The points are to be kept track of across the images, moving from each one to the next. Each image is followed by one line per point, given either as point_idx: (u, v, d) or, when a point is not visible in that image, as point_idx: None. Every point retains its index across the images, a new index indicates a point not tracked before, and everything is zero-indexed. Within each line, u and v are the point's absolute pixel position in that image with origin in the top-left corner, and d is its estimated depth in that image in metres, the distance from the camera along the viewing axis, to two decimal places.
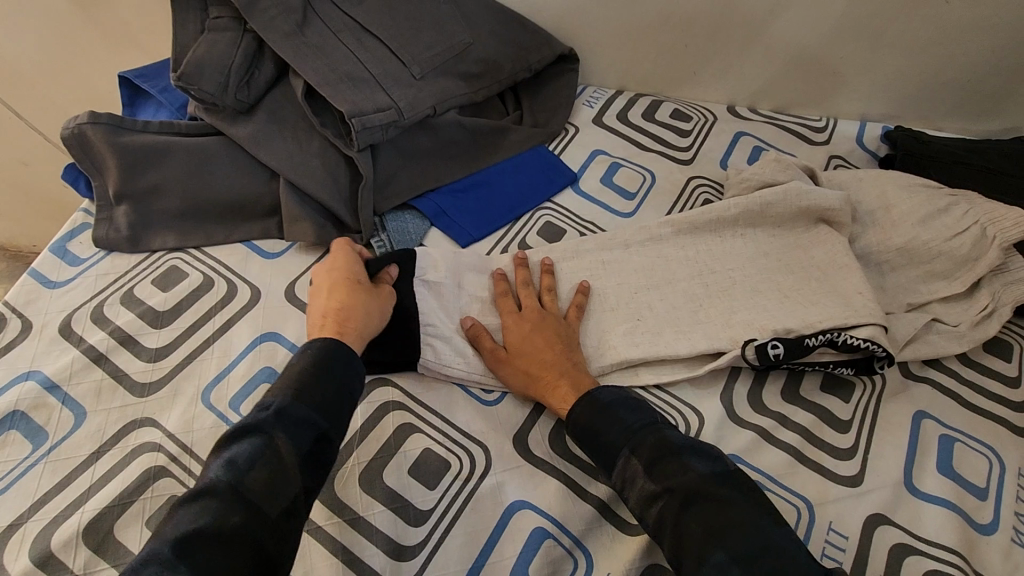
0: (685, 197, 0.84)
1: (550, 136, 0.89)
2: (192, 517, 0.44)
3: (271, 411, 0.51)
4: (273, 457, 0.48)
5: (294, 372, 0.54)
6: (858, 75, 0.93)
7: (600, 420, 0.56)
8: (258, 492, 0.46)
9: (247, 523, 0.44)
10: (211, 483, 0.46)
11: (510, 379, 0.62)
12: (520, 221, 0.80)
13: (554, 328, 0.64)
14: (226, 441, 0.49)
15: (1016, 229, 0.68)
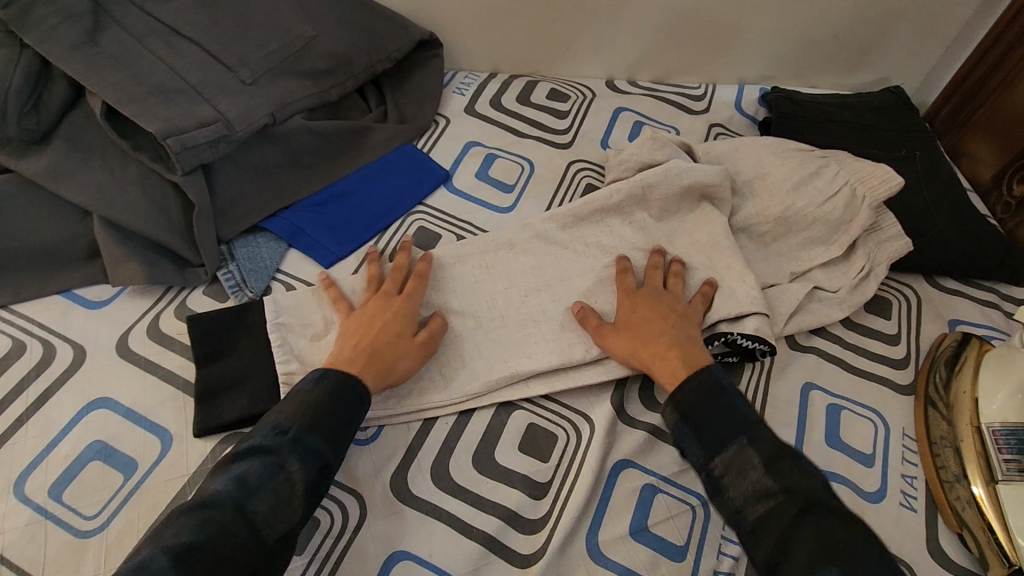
0: (567, 184, 0.80)
1: (418, 131, 0.82)
2: (185, 534, 0.43)
3: (291, 434, 0.50)
4: (284, 488, 0.47)
5: (314, 395, 0.52)
6: (730, 37, 0.90)
7: (713, 404, 0.55)
8: (262, 517, 0.45)
9: (246, 553, 0.43)
10: (216, 496, 0.45)
11: (615, 348, 0.61)
12: (391, 230, 0.74)
13: (671, 306, 0.62)
14: (237, 455, 0.48)
15: (882, 186, 0.68)
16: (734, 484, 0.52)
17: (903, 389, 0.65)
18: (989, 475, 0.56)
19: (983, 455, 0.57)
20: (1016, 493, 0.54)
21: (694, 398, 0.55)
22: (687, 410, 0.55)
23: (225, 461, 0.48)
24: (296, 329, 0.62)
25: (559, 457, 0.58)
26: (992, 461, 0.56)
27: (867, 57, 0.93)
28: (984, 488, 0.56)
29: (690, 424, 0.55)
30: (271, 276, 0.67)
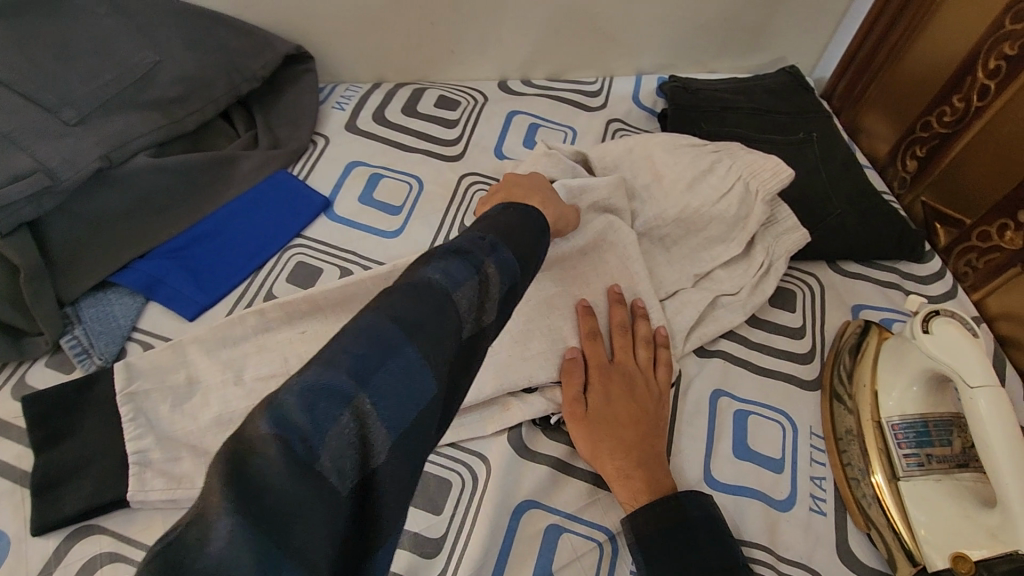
0: (459, 200, 0.75)
1: (293, 155, 0.76)
2: (413, 310, 0.32)
3: (489, 240, 0.40)
4: (482, 288, 0.37)
5: (504, 220, 0.43)
6: (620, 29, 0.86)
7: (675, 538, 0.50)
8: (469, 310, 0.35)
9: (444, 336, 0.33)
10: (432, 280, 0.34)
11: (583, 442, 0.56)
12: (265, 269, 0.67)
13: (648, 398, 0.57)
14: (435, 253, 0.37)
15: (773, 179, 0.66)
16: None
17: (809, 385, 0.64)
18: (891, 470, 0.55)
19: (885, 450, 0.56)
20: (916, 489, 0.53)
21: (657, 524, 0.51)
22: (644, 531, 0.51)
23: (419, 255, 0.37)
24: (157, 397, 0.55)
25: (453, 507, 0.54)
26: (894, 457, 0.55)
27: (763, 38, 0.90)
28: (886, 482, 0.54)
29: (647, 554, 0.50)
30: (125, 337, 0.61)
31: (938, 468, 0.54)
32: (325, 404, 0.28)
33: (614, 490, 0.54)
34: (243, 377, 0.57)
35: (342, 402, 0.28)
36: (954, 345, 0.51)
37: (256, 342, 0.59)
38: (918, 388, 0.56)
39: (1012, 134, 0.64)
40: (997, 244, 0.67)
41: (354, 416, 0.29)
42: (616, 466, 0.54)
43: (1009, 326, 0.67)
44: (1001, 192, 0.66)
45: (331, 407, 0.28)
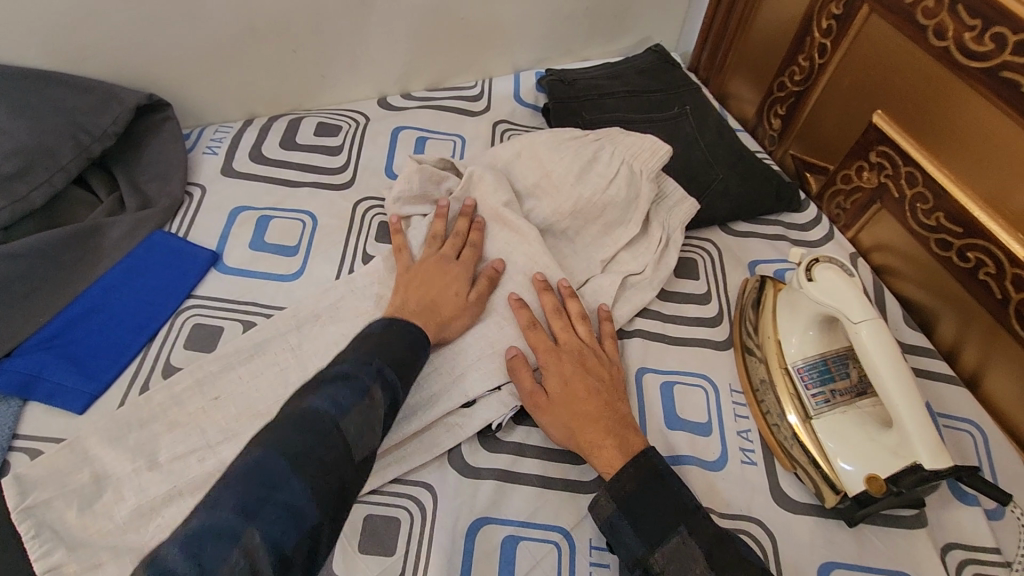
0: (358, 227, 0.73)
1: (168, 212, 0.70)
2: (298, 443, 0.43)
3: (376, 364, 0.50)
4: (369, 410, 0.47)
5: (388, 336, 0.53)
6: (489, 30, 0.86)
7: (655, 494, 0.51)
8: (353, 436, 0.45)
9: (331, 464, 0.43)
10: (320, 414, 0.45)
11: (551, 428, 0.56)
12: (157, 340, 0.62)
13: (599, 369, 0.59)
14: (326, 378, 0.48)
15: (652, 158, 0.70)
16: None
17: (723, 345, 0.68)
18: (804, 411, 0.59)
19: (795, 394, 0.60)
20: (828, 423, 0.58)
21: (635, 484, 0.51)
22: (623, 496, 0.51)
23: (312, 384, 0.48)
24: (61, 504, 0.51)
25: (404, 545, 0.53)
26: (803, 398, 0.59)
27: (626, 20, 0.93)
28: (801, 422, 0.59)
29: (632, 522, 0.50)
30: (7, 448, 0.54)
31: (842, 400, 0.58)
32: (213, 546, 0.37)
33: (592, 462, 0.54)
34: (158, 460, 0.54)
35: (230, 543, 0.38)
36: (837, 290, 0.56)
37: (166, 421, 0.56)
38: (814, 331, 0.60)
39: (852, 85, 0.70)
40: (858, 185, 0.73)
41: (242, 552, 0.38)
42: (591, 437, 0.54)
43: (882, 256, 0.74)
44: (854, 138, 0.72)
45: (219, 547, 0.38)
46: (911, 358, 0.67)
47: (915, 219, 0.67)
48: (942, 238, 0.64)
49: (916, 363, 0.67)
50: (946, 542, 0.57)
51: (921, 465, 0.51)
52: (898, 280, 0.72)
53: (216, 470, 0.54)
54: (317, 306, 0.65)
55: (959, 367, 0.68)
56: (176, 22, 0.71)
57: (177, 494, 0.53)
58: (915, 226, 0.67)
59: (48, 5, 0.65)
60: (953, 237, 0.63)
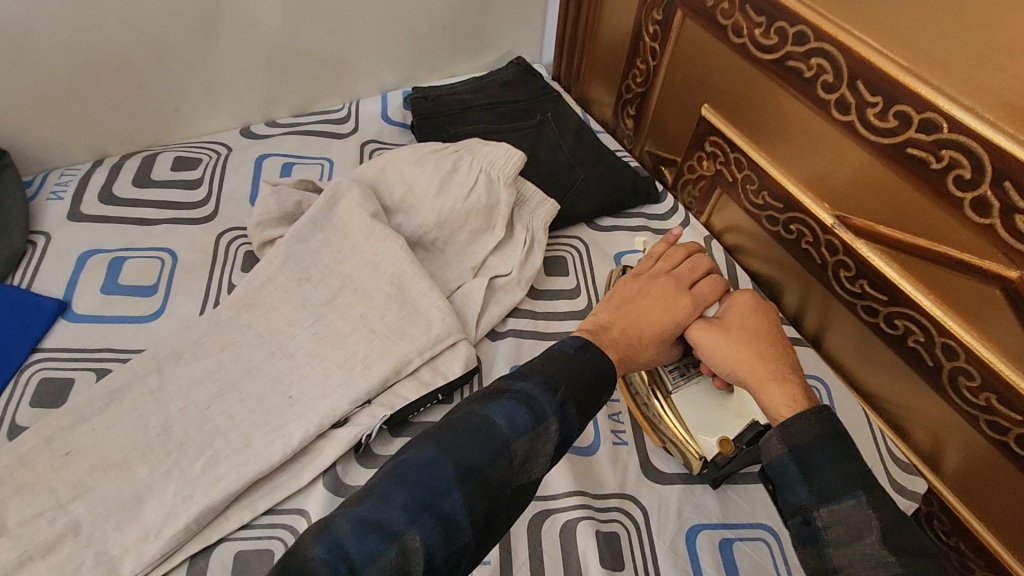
0: (222, 259, 0.71)
1: (8, 265, 0.67)
2: (469, 454, 0.40)
3: (560, 396, 0.44)
4: (538, 443, 0.43)
5: (577, 364, 0.47)
6: (347, 54, 0.88)
7: (831, 449, 0.45)
8: (519, 460, 0.41)
9: (494, 489, 0.40)
10: (491, 429, 0.41)
11: (728, 354, 0.55)
12: (0, 400, 0.59)
13: (771, 327, 0.57)
14: (508, 384, 0.45)
15: (508, 163, 0.74)
16: (842, 546, 0.42)
17: None
18: (664, 389, 0.62)
19: (655, 375, 0.63)
20: (685, 397, 0.61)
21: (816, 436, 0.45)
22: (802, 443, 0.45)
23: (492, 391, 0.44)
24: None
25: None
26: (662, 378, 0.62)
27: (484, 36, 0.97)
28: (663, 402, 0.62)
29: (801, 468, 0.45)
30: None
31: (694, 373, 0.62)
32: (374, 535, 0.36)
33: (762, 401, 0.52)
34: (4, 527, 0.52)
35: (390, 537, 0.37)
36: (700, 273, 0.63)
37: (11, 485, 0.54)
38: None
39: (682, 83, 0.77)
40: (701, 173, 0.79)
41: (399, 549, 0.36)
42: (767, 373, 0.53)
43: (732, 237, 0.80)
44: (691, 131, 0.78)
45: (377, 539, 0.36)
46: None
47: (748, 200, 0.73)
48: (770, 214, 0.71)
49: None
50: None
51: (758, 421, 0.56)
52: (747, 256, 0.79)
53: (68, 529, 0.52)
54: (179, 343, 0.63)
55: (804, 330, 0.74)
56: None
57: (27, 560, 0.50)
58: (749, 205, 0.74)
59: None
60: (777, 212, 0.69)
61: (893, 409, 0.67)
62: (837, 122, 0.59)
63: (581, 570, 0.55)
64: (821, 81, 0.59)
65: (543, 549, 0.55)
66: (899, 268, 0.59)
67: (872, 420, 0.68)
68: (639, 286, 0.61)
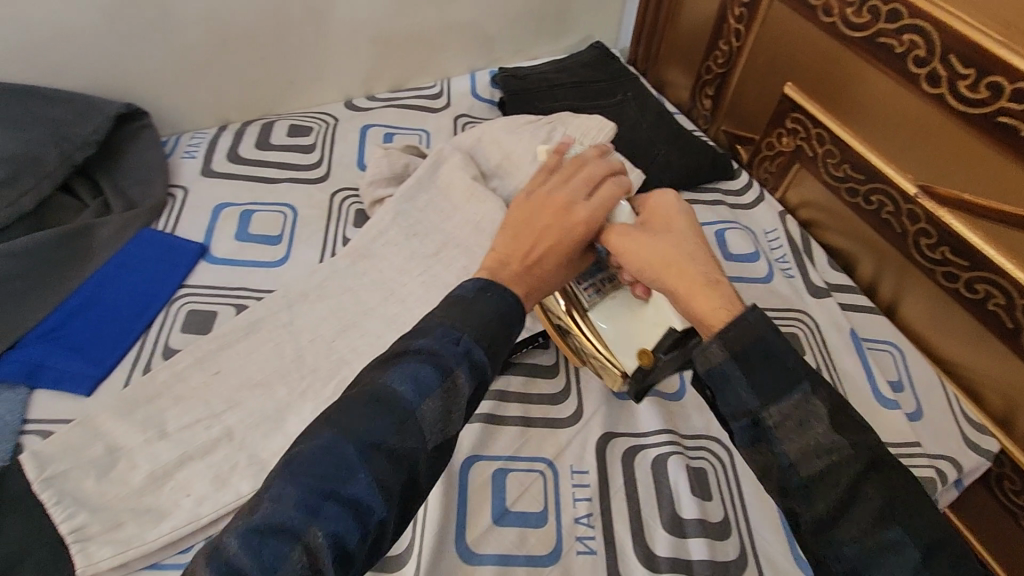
0: (336, 215, 0.79)
1: (154, 212, 0.74)
2: (374, 430, 0.39)
3: (465, 343, 0.43)
4: (448, 396, 0.41)
5: (478, 305, 0.45)
6: (443, 34, 0.94)
7: (771, 351, 0.43)
8: (429, 421, 0.40)
9: (404, 454, 0.39)
10: (394, 396, 0.40)
11: (647, 261, 0.52)
12: (156, 326, 0.66)
13: (687, 232, 0.54)
14: (406, 351, 0.42)
15: (600, 134, 0.78)
16: (794, 443, 0.41)
17: None
18: (581, 307, 0.61)
19: (573, 296, 0.61)
20: (605, 311, 0.60)
21: (754, 343, 0.43)
22: (743, 350, 0.43)
23: (392, 355, 0.43)
24: (79, 473, 0.55)
25: None
26: (578, 296, 0.61)
27: (567, 21, 1.02)
28: (580, 316, 0.61)
29: (743, 369, 0.43)
30: (18, 431, 0.58)
31: (610, 288, 0.61)
32: (273, 540, 0.35)
33: (692, 308, 0.49)
34: (167, 430, 0.58)
35: (291, 538, 0.35)
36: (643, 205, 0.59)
37: (171, 396, 0.60)
38: None
39: (765, 63, 0.81)
40: (779, 150, 0.83)
41: (303, 550, 0.35)
42: (694, 283, 0.49)
43: (807, 211, 0.84)
44: (771, 108, 0.82)
45: (279, 542, 0.35)
46: (835, 294, 0.77)
47: (827, 174, 0.77)
48: (850, 186, 0.74)
49: (842, 298, 0.77)
50: None
51: (675, 328, 0.54)
52: (822, 230, 0.82)
53: (222, 435, 0.59)
54: (305, 285, 0.70)
55: (878, 300, 0.78)
56: (149, 36, 0.76)
57: (188, 458, 0.57)
58: (828, 179, 0.77)
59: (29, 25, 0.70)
60: (858, 184, 0.73)
61: (968, 374, 0.70)
62: (928, 94, 0.62)
63: (674, 498, 0.60)
64: (913, 55, 0.62)
65: (636, 477, 0.61)
66: (983, 234, 0.62)
67: (946, 384, 0.71)
68: (538, 200, 0.55)
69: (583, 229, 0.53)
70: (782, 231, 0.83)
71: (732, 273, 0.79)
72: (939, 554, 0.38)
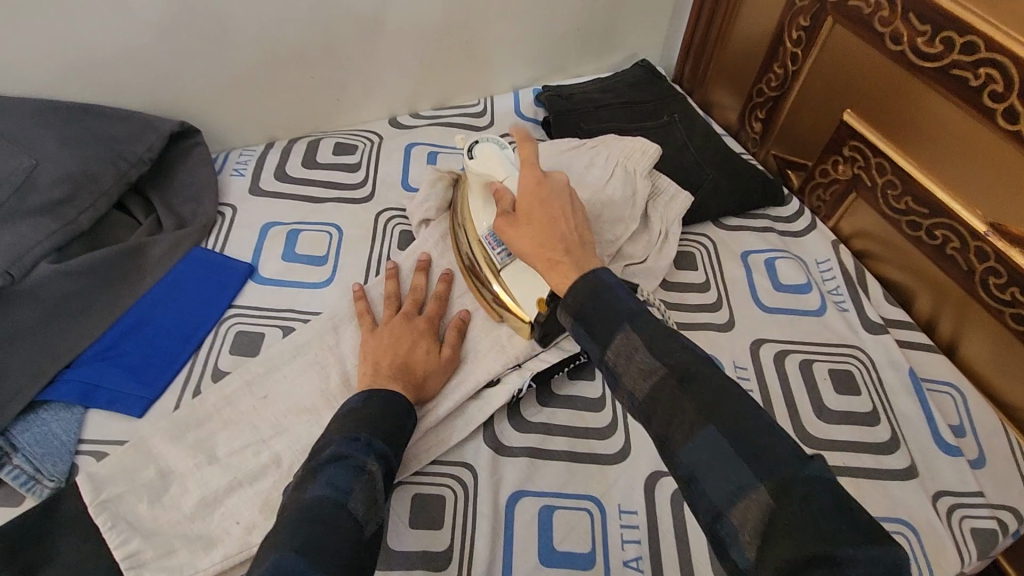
0: (381, 236, 0.78)
1: (203, 231, 0.75)
2: (309, 538, 0.40)
3: (362, 439, 0.49)
4: (368, 486, 0.46)
5: (367, 412, 0.52)
6: (489, 53, 0.93)
7: (603, 305, 0.47)
8: (362, 511, 0.44)
9: (343, 552, 0.41)
10: (320, 501, 0.43)
11: (522, 244, 0.60)
12: (205, 347, 0.67)
13: (562, 211, 0.60)
14: (317, 466, 0.46)
15: (643, 157, 0.77)
16: (632, 377, 0.43)
17: (725, 328, 0.75)
18: (493, 268, 0.66)
19: (486, 256, 0.67)
20: (513, 273, 0.65)
21: (590, 304, 0.48)
22: (580, 313, 0.48)
23: (306, 473, 0.46)
24: (132, 497, 0.55)
25: (452, 517, 0.58)
26: (492, 259, 0.66)
27: (613, 39, 1.01)
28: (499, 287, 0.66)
29: (586, 330, 0.47)
30: (73, 452, 0.59)
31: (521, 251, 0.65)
32: None
33: (549, 280, 0.56)
34: (217, 455, 0.59)
35: None
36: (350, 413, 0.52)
37: (220, 419, 0.61)
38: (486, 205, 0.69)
39: (823, 88, 0.78)
40: (835, 178, 0.81)
41: None
42: (546, 262, 0.57)
43: (861, 242, 0.81)
44: (827, 135, 0.80)
45: None
46: (892, 331, 0.75)
47: (887, 205, 0.74)
48: (912, 220, 0.72)
49: (899, 335, 0.75)
50: (937, 490, 0.64)
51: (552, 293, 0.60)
52: (877, 262, 0.80)
53: (271, 461, 0.59)
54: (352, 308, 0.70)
55: (936, 337, 0.75)
56: (203, 55, 0.76)
57: (237, 485, 0.57)
58: (888, 211, 0.75)
59: (91, 46, 0.71)
60: (921, 218, 0.70)
61: None
62: (1004, 131, 0.60)
63: None
64: (989, 89, 0.60)
65: (686, 520, 0.59)
66: None
67: (1010, 431, 0.68)
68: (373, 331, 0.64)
69: (402, 350, 0.61)
70: (835, 261, 0.81)
71: (784, 305, 0.77)
72: (743, 436, 0.38)
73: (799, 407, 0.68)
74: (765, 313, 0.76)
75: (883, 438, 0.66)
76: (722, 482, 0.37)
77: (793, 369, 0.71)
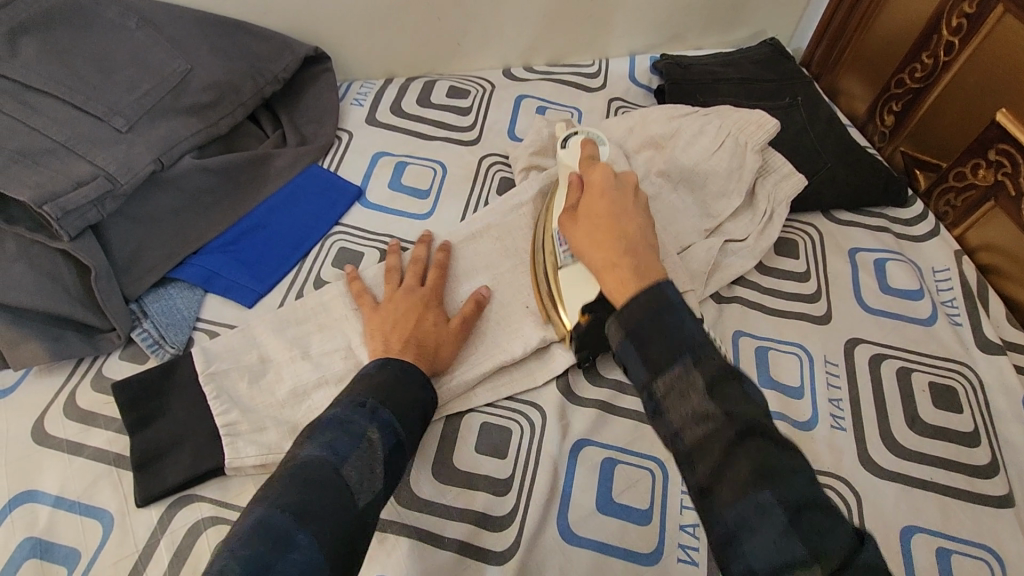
0: (481, 180, 0.80)
1: (321, 150, 0.80)
2: (296, 499, 0.42)
3: (369, 406, 0.49)
4: (365, 454, 0.46)
5: (380, 378, 0.52)
6: (613, 14, 0.92)
7: (665, 341, 0.45)
8: (355, 481, 0.44)
9: (331, 516, 0.42)
10: (312, 464, 0.44)
11: (579, 236, 0.59)
12: (311, 256, 0.72)
13: (622, 207, 0.58)
14: (316, 429, 0.47)
15: (759, 131, 0.74)
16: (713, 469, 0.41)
17: (821, 320, 0.71)
18: (554, 259, 0.63)
19: (553, 253, 0.64)
20: (570, 274, 0.61)
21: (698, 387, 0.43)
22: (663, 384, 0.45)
23: (309, 432, 0.47)
24: (236, 375, 0.61)
25: (517, 451, 0.60)
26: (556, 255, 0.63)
27: (744, 13, 0.96)
28: (549, 266, 0.64)
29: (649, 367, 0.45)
30: (191, 326, 0.66)
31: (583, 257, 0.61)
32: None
33: (603, 284, 0.54)
34: (310, 352, 0.63)
35: None
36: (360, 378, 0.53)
37: (318, 322, 0.65)
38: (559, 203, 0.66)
39: (978, 84, 0.72)
40: (972, 183, 0.74)
41: None
42: (603, 262, 0.55)
43: (989, 256, 0.74)
44: (973, 136, 0.73)
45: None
46: (1011, 354, 0.69)
47: None
48: None
49: (1018, 360, 0.69)
50: None
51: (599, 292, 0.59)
52: (1005, 279, 0.73)
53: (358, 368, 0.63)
54: None
55: None
56: None
57: (326, 382, 0.61)
58: None
59: None
60: None
61: None
62: None
63: None
64: None
65: None
66: None
67: None
68: (376, 308, 0.63)
69: (413, 323, 0.60)
70: (956, 272, 0.75)
71: (890, 308, 0.72)
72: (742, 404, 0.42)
73: (891, 413, 0.65)
74: (868, 313, 0.72)
75: (981, 462, 0.61)
76: (742, 468, 0.39)
77: (890, 375, 0.67)
